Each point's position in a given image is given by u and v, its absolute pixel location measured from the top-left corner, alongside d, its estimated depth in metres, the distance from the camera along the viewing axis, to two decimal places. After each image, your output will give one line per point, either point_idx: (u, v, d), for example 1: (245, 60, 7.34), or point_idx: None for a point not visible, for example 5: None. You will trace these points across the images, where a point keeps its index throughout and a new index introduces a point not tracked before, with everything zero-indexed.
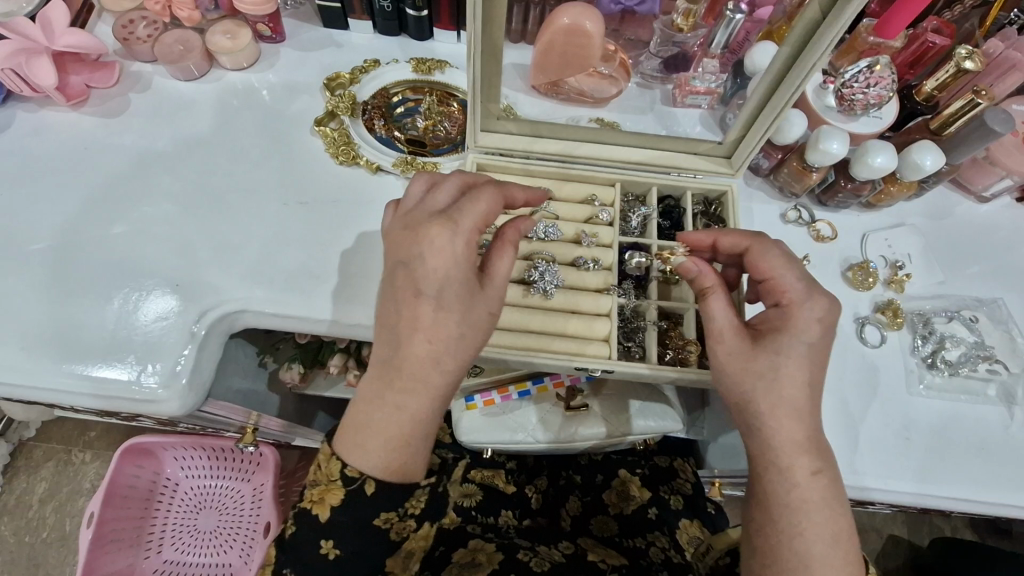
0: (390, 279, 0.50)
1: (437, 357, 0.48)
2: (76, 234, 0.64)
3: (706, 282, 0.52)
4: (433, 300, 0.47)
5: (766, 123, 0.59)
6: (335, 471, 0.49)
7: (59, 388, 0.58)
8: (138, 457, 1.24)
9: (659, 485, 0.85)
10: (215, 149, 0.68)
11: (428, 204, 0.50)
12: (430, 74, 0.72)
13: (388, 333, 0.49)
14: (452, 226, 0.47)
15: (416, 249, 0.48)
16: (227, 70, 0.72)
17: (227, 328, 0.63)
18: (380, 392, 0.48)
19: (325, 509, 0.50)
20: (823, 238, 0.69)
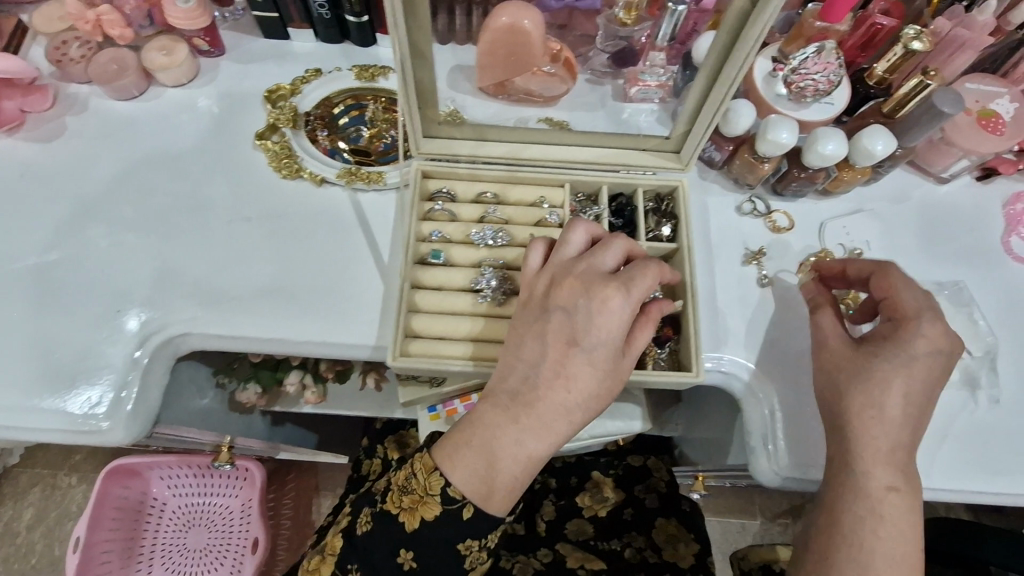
0: (542, 320, 0.52)
1: (569, 409, 0.50)
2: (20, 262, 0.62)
3: (820, 298, 0.59)
4: (588, 356, 0.49)
5: (713, 108, 0.57)
6: (435, 486, 0.50)
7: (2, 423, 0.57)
8: (125, 478, 1.23)
9: (633, 485, 0.85)
10: (159, 170, 0.67)
11: (594, 256, 0.52)
12: (374, 81, 0.70)
13: (528, 367, 0.50)
14: (626, 293, 0.50)
15: (582, 302, 0.50)
16: (167, 87, 0.71)
17: (173, 352, 0.61)
18: (506, 423, 0.49)
19: (414, 519, 0.51)
20: (779, 229, 0.68)
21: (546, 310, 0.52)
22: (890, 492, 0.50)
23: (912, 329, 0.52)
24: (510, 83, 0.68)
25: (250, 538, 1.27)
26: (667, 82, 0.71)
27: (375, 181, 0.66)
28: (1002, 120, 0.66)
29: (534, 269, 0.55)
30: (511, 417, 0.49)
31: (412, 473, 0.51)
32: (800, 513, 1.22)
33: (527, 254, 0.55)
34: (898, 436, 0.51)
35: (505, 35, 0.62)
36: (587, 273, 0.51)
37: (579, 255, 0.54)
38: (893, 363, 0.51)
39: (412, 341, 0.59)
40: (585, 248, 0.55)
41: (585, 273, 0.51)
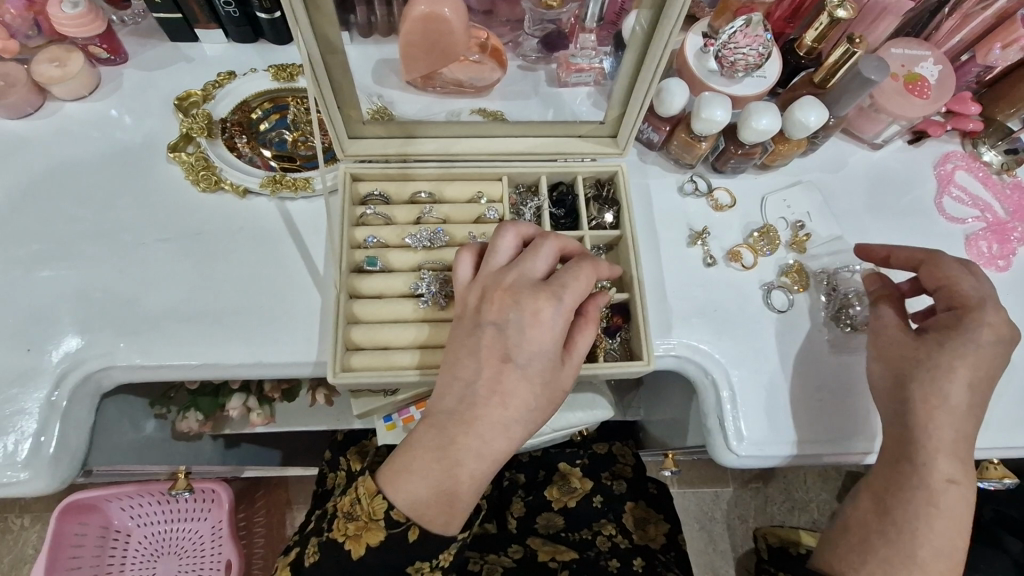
0: (473, 335, 0.50)
1: (508, 425, 0.49)
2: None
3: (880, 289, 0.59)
4: (521, 371, 0.48)
5: (643, 91, 0.56)
6: (379, 510, 0.49)
7: None
8: (81, 513, 1.16)
9: (601, 472, 0.84)
10: (64, 191, 0.62)
11: (523, 265, 0.51)
12: (294, 81, 0.66)
13: (463, 386, 0.49)
14: (557, 301, 0.48)
15: (513, 316, 0.49)
16: (64, 101, 0.65)
17: (97, 388, 0.57)
18: (446, 444, 0.48)
19: (360, 545, 0.51)
20: (721, 207, 0.67)
21: (477, 325, 0.50)
22: (950, 485, 0.51)
23: (976, 317, 0.52)
24: (437, 75, 0.66)
25: (223, 560, 1.25)
26: (599, 64, 0.69)
27: (303, 188, 0.62)
28: (928, 83, 0.66)
29: (464, 280, 0.54)
30: (448, 438, 0.48)
31: (357, 498, 0.51)
32: (768, 477, 1.25)
33: (455, 267, 0.53)
34: (961, 425, 0.51)
35: (422, 24, 0.58)
36: (518, 283, 0.50)
37: (509, 263, 0.52)
38: (960, 350, 0.51)
39: (352, 354, 0.56)
40: (516, 252, 0.53)
41: (515, 284, 0.49)
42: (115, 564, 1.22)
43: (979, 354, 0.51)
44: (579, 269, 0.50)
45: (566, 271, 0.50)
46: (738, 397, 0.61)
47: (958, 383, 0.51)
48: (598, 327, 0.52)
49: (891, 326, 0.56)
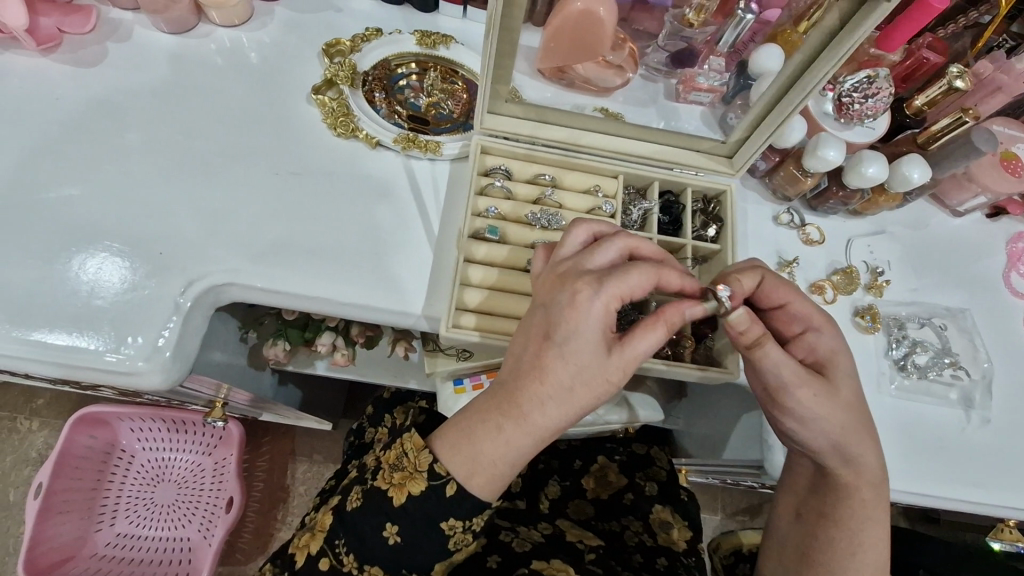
0: (529, 318, 0.51)
1: (542, 403, 0.48)
2: (40, 190, 0.59)
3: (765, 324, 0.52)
4: (559, 350, 0.47)
5: (772, 127, 0.61)
6: (424, 463, 0.51)
7: (49, 359, 0.55)
8: (91, 427, 1.22)
9: (636, 472, 0.88)
10: (203, 111, 0.64)
11: (583, 253, 0.51)
12: (434, 49, 0.70)
13: (512, 362, 0.50)
14: (601, 286, 0.47)
15: (558, 296, 0.49)
16: (215, 26, 0.68)
17: (213, 302, 0.60)
18: (488, 414, 0.50)
19: (402, 494, 0.52)
20: (811, 242, 0.71)
21: (532, 309, 0.51)
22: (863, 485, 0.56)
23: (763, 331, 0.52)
24: (571, 69, 0.63)
25: (226, 497, 1.27)
26: (720, 88, 0.67)
27: (432, 150, 0.65)
28: (1020, 163, 0.71)
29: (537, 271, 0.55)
30: (493, 406, 0.50)
31: (403, 453, 0.53)
32: (755, 513, 1.30)
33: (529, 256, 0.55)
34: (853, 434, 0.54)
35: (576, 22, 0.59)
36: (571, 269, 0.50)
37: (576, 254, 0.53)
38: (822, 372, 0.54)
39: (463, 314, 0.59)
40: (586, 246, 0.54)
41: (568, 269, 0.50)
42: (114, 483, 1.27)
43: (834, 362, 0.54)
44: (637, 265, 0.49)
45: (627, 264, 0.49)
46: None
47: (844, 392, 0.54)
48: (669, 332, 0.47)
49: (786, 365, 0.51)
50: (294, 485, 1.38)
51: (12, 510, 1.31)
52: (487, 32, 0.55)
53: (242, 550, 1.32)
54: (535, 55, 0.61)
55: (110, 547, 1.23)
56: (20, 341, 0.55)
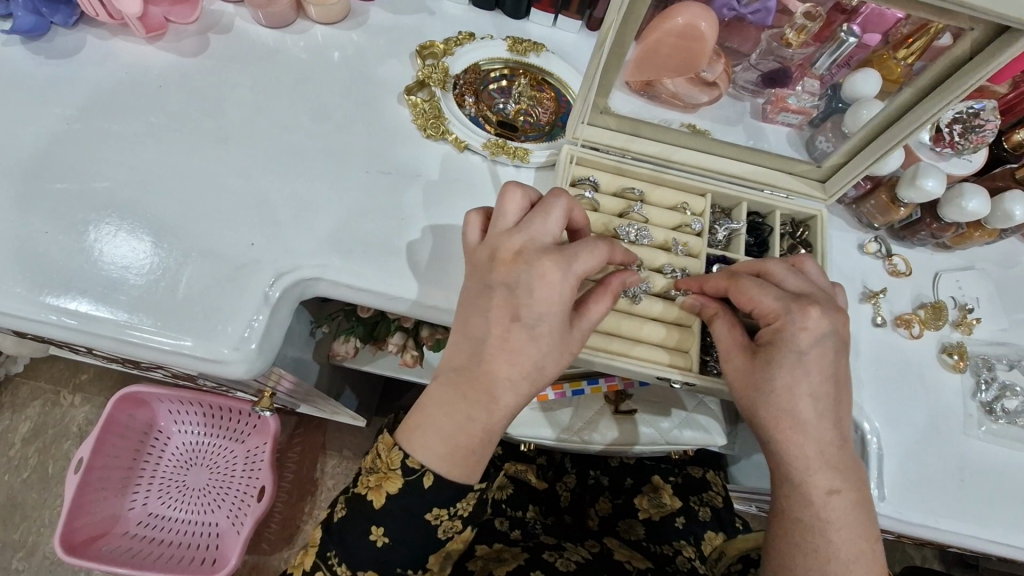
0: (484, 295, 0.49)
1: (515, 382, 0.49)
2: (135, 173, 0.60)
3: (710, 309, 0.56)
4: (530, 331, 0.48)
5: (872, 157, 0.60)
6: (396, 460, 0.50)
7: (136, 342, 0.55)
8: (133, 407, 1.24)
9: (690, 496, 0.85)
10: (296, 105, 0.65)
11: (534, 227, 0.49)
12: (525, 56, 0.70)
13: (472, 342, 0.49)
14: (568, 267, 0.47)
15: (523, 278, 0.47)
16: (312, 23, 0.69)
17: (299, 294, 0.60)
18: (454, 399, 0.49)
19: (381, 496, 0.50)
20: (897, 273, 0.69)
21: (484, 288, 0.49)
22: (830, 496, 0.48)
23: (789, 327, 0.49)
24: (660, 83, 0.62)
25: (257, 486, 1.26)
26: (812, 109, 0.66)
27: (521, 158, 0.65)
28: None
29: (472, 241, 0.53)
30: (460, 394, 0.49)
31: (376, 454, 0.52)
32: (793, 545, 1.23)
33: (463, 231, 0.52)
34: (825, 437, 0.48)
35: (675, 38, 0.56)
36: (527, 248, 0.48)
37: (518, 225, 0.50)
38: (788, 366, 0.48)
39: None
40: (524, 213, 0.51)
41: (525, 249, 0.48)
42: (149, 463, 1.29)
43: (799, 363, 0.48)
44: (595, 244, 0.49)
45: (581, 240, 0.49)
46: (883, 451, 0.62)
47: (797, 399, 0.48)
48: (616, 301, 0.51)
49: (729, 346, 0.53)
50: (322, 478, 1.38)
51: (50, 482, 1.33)
52: (598, 41, 0.54)
53: (269, 541, 1.32)
54: (629, 69, 0.59)
55: (141, 526, 1.25)
56: (109, 319, 0.55)
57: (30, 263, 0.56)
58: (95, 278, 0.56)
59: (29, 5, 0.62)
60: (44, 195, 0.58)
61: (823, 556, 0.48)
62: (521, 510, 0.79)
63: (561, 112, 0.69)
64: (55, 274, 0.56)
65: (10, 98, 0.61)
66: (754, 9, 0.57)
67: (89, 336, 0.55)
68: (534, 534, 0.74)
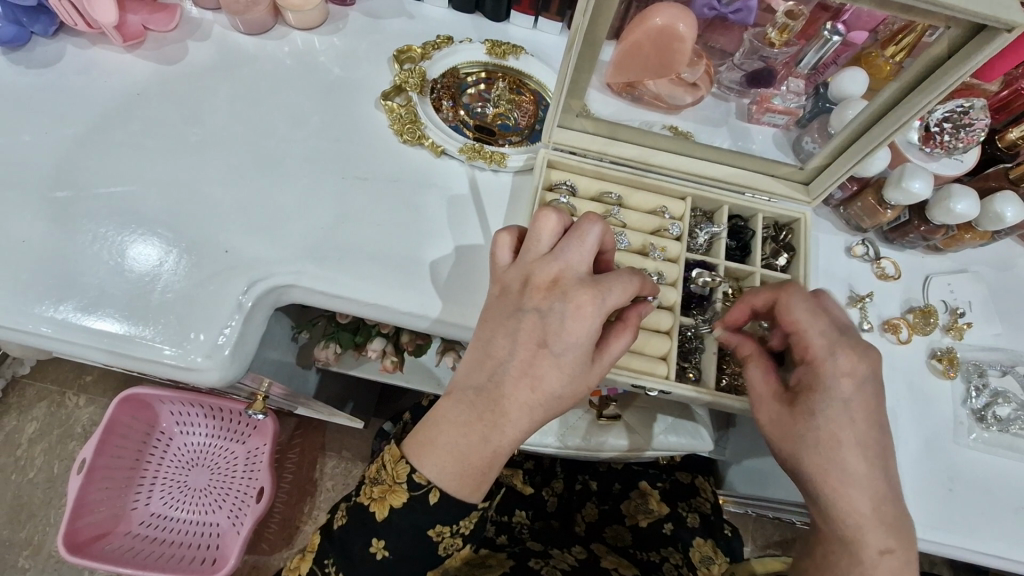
0: (512, 321, 0.48)
1: (533, 409, 0.48)
2: (117, 178, 0.61)
3: (746, 350, 0.54)
4: (556, 360, 0.47)
5: (854, 159, 0.59)
6: (402, 474, 0.49)
7: (113, 348, 0.56)
8: (135, 409, 1.25)
9: (678, 501, 0.84)
10: (274, 112, 0.65)
11: (570, 253, 0.48)
12: (504, 59, 0.69)
13: (494, 364, 0.48)
14: (602, 300, 0.47)
15: (557, 305, 0.47)
16: (291, 28, 0.69)
17: (273, 301, 0.60)
18: (472, 420, 0.48)
19: (384, 508, 0.50)
20: (886, 277, 0.68)
21: (514, 312, 0.48)
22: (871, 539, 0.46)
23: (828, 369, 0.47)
24: (640, 84, 0.61)
25: (257, 487, 1.27)
26: (796, 109, 0.65)
27: (497, 162, 0.64)
28: None
29: (501, 265, 0.52)
30: (476, 415, 0.48)
31: (383, 466, 0.51)
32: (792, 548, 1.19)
33: (493, 250, 0.51)
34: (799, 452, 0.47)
35: (653, 39, 0.55)
36: (563, 275, 0.48)
37: (552, 250, 0.49)
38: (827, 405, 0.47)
39: None
40: (559, 239, 0.50)
41: (559, 275, 0.48)
42: (152, 463, 1.31)
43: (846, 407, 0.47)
44: (628, 274, 0.49)
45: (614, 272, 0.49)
46: None
47: None
48: (636, 335, 0.50)
49: (763, 392, 0.51)
50: (321, 479, 1.38)
51: (56, 481, 1.35)
52: (567, 43, 0.53)
53: (267, 540, 1.33)
54: (605, 70, 0.58)
55: (143, 526, 1.26)
56: (91, 326, 0.56)
57: (11, 271, 0.57)
58: (75, 285, 0.57)
59: (9, 15, 0.62)
60: (22, 203, 0.59)
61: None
62: (507, 514, 0.80)
63: (540, 115, 0.68)
64: (41, 280, 0.57)
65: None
66: (736, 10, 0.54)
67: (66, 342, 0.56)
68: (519, 539, 0.74)
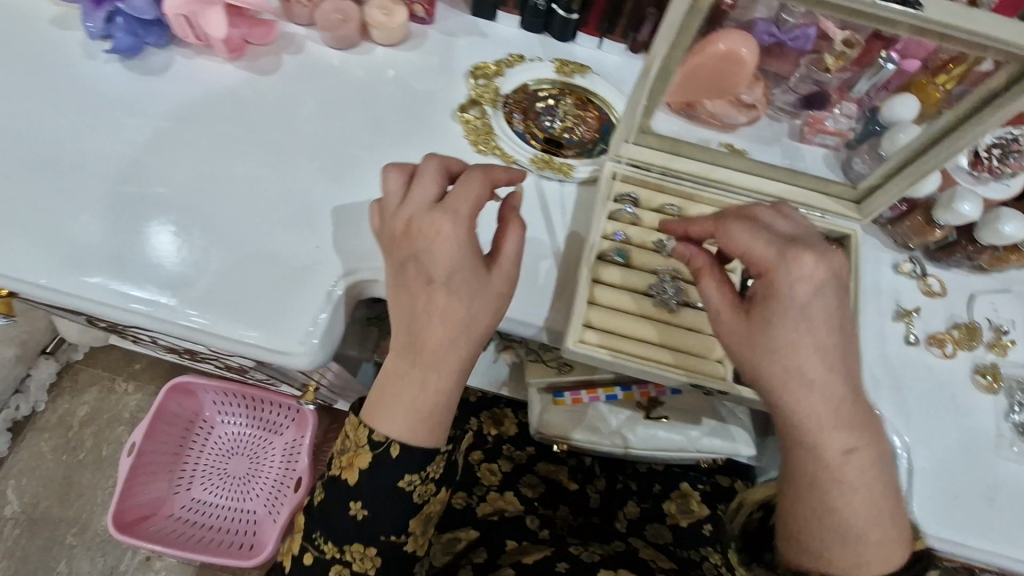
0: (399, 271, 0.56)
1: (455, 335, 0.54)
2: (160, 174, 0.66)
3: (698, 263, 0.57)
4: (444, 287, 0.53)
5: (905, 183, 0.63)
6: (363, 437, 0.55)
7: (205, 331, 0.61)
8: (181, 396, 1.32)
9: (717, 502, 0.87)
10: (357, 121, 0.71)
11: (416, 193, 0.55)
12: (571, 77, 0.74)
13: (407, 315, 0.55)
14: (457, 218, 0.53)
15: (421, 243, 0.54)
16: (375, 44, 0.75)
17: (356, 294, 0.65)
18: (407, 370, 0.55)
19: (354, 473, 0.56)
20: (932, 293, 0.71)
21: (397, 265, 0.56)
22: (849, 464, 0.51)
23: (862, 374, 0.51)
24: (699, 104, 0.65)
25: (294, 476, 1.32)
26: (847, 130, 0.68)
27: (565, 173, 0.69)
28: None
29: (378, 230, 0.58)
30: (409, 365, 0.55)
31: (346, 437, 0.58)
32: None
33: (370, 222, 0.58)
34: (850, 455, 0.51)
35: (714, 62, 0.59)
36: (417, 215, 0.54)
37: (403, 198, 0.56)
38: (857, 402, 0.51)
39: (589, 328, 0.62)
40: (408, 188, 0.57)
41: (413, 218, 0.54)
42: (194, 450, 1.36)
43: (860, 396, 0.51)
44: (470, 183, 0.54)
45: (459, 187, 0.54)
46: (915, 467, 0.63)
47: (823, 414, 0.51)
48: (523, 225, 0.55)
49: (721, 308, 0.54)
50: None
51: (104, 464, 1.42)
52: (642, 70, 0.59)
53: None
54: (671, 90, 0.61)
55: (184, 510, 1.31)
56: (139, 304, 0.61)
57: (110, 261, 0.62)
58: (169, 275, 0.62)
59: (129, 29, 0.68)
60: (123, 200, 0.65)
61: (837, 554, 0.51)
62: (552, 509, 0.86)
63: (604, 130, 0.73)
64: (88, 264, 0.62)
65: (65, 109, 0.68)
66: (794, 38, 0.58)
67: (164, 324, 0.61)
68: (560, 534, 0.79)
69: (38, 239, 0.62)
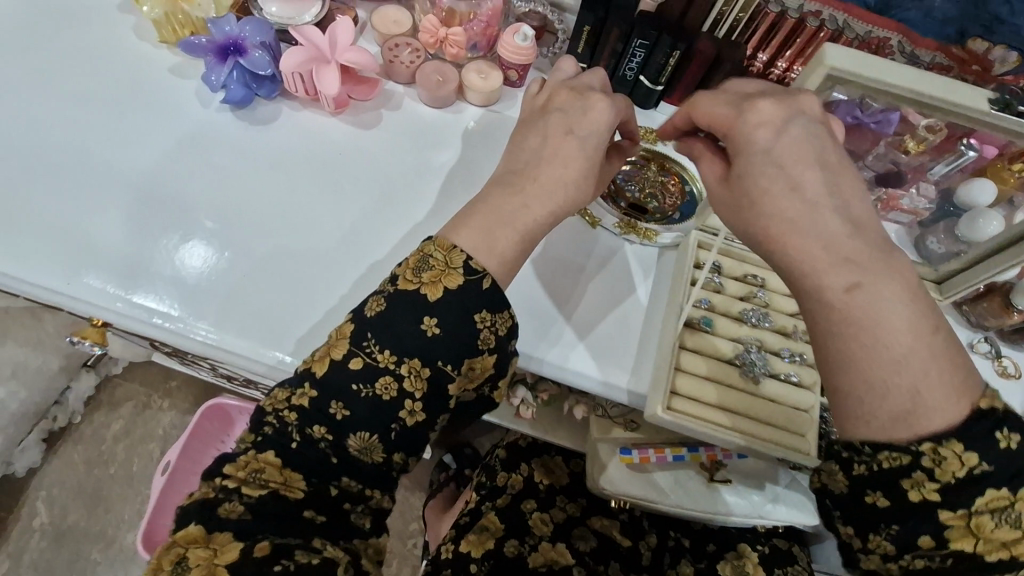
0: (523, 150, 0.59)
1: (563, 182, 0.56)
2: (175, 186, 0.70)
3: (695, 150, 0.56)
4: (580, 139, 0.56)
5: (986, 271, 0.65)
6: (458, 260, 0.53)
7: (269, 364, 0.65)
8: (215, 417, 1.31)
9: (775, 567, 0.84)
10: (451, 176, 0.74)
11: (585, 78, 0.61)
12: (654, 144, 0.77)
13: (529, 153, 0.58)
14: (614, 102, 0.58)
15: (578, 104, 0.58)
16: (469, 104, 0.78)
17: None
18: (509, 192, 0.56)
19: (437, 289, 0.52)
20: (1011, 375, 0.71)
21: (530, 134, 0.59)
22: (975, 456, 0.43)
23: None
24: None
25: None
26: (922, 210, 0.73)
27: (649, 238, 0.72)
28: None
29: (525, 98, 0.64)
30: (501, 203, 0.56)
31: (426, 255, 0.54)
32: None
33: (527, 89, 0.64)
34: None
35: None
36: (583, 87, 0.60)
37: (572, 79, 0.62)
38: None
39: (677, 394, 0.63)
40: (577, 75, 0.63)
41: (582, 87, 0.60)
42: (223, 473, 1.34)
43: None
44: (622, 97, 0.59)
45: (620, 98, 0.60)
46: None
47: None
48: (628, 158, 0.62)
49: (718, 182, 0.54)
50: None
51: (133, 479, 1.39)
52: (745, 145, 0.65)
53: None
54: None
55: None
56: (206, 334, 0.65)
57: (183, 290, 0.66)
58: (237, 308, 0.66)
59: (243, 81, 0.73)
60: (203, 231, 0.68)
61: None
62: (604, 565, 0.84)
63: (684, 200, 0.75)
64: (161, 289, 0.66)
65: (112, 130, 0.72)
66: (875, 120, 0.61)
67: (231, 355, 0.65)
68: None
69: (118, 261, 0.66)
